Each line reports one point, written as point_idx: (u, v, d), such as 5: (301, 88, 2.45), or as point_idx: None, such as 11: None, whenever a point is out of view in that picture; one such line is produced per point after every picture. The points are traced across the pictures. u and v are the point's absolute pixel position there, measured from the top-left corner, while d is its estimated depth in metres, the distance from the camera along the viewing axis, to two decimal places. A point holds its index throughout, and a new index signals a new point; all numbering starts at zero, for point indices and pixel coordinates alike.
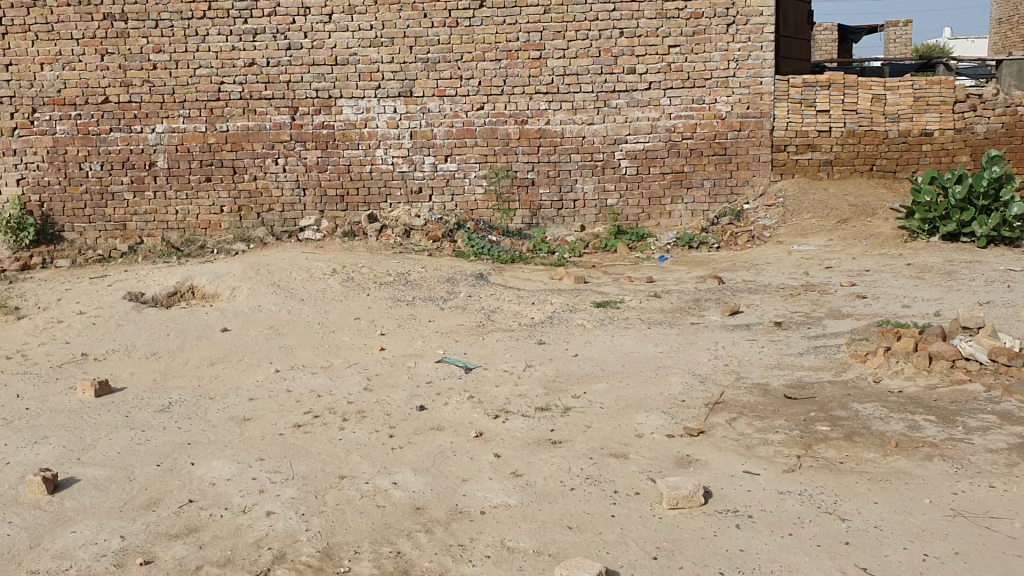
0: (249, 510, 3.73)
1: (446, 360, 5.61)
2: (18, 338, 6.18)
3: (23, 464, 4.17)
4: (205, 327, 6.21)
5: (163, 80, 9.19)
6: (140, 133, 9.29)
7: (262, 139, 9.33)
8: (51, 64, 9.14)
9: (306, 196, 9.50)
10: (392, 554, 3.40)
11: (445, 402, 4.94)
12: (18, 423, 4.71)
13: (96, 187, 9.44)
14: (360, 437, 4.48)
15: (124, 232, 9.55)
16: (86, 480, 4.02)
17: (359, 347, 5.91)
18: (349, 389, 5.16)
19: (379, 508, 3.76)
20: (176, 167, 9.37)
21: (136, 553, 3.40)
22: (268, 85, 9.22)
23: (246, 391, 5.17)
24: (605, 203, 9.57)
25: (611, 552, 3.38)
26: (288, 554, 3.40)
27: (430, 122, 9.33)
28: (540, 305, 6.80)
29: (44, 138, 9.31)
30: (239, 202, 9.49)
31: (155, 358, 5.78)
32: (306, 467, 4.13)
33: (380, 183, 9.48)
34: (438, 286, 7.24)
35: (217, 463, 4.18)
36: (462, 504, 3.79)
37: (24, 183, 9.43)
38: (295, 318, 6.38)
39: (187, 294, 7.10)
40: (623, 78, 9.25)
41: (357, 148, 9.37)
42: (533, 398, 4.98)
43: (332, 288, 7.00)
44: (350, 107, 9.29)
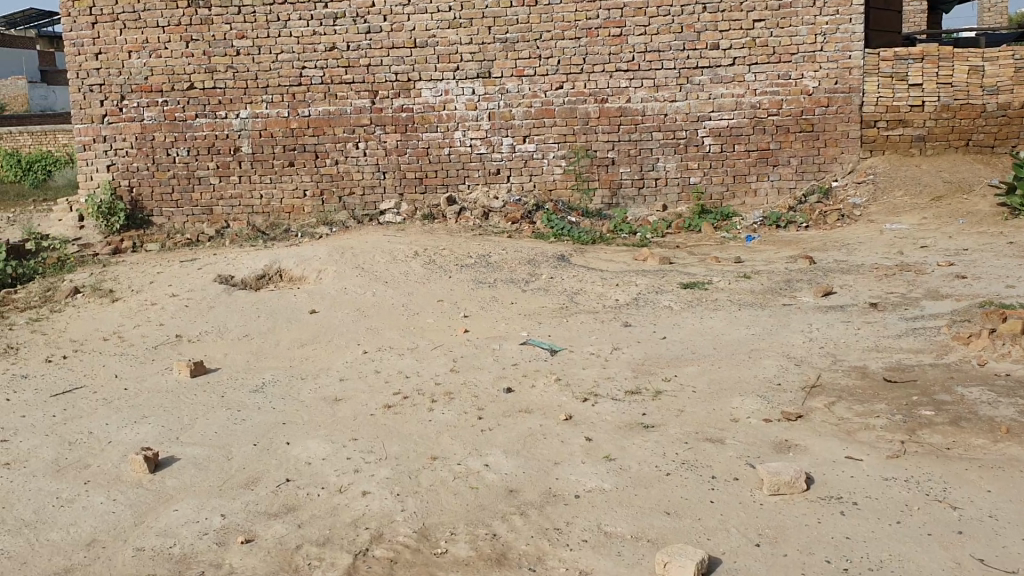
0: (344, 490, 3.75)
1: (531, 342, 5.57)
2: (115, 320, 6.34)
3: (124, 443, 4.28)
4: (293, 309, 6.28)
5: (247, 66, 9.30)
6: (225, 119, 9.42)
7: (343, 123, 9.39)
8: (138, 52, 9.33)
9: (386, 179, 9.54)
10: (488, 537, 3.38)
11: (533, 384, 4.91)
12: (118, 402, 4.83)
13: (183, 172, 9.61)
14: (449, 418, 4.47)
15: (211, 216, 9.70)
16: (186, 459, 4.10)
17: (443, 328, 5.91)
18: (436, 370, 5.16)
19: (473, 489, 3.74)
20: (260, 152, 9.49)
21: (237, 532, 3.45)
22: (348, 69, 9.27)
23: (336, 372, 5.21)
24: (688, 181, 9.42)
25: (712, 539, 3.30)
26: (385, 534, 3.41)
27: (509, 102, 9.28)
28: (625, 287, 6.72)
29: (132, 125, 9.50)
30: (321, 186, 9.57)
31: (248, 339, 5.87)
32: (399, 447, 4.14)
33: (459, 165, 9.47)
34: (520, 267, 7.21)
35: (312, 442, 4.22)
36: (556, 487, 3.75)
37: (114, 169, 9.64)
38: (380, 299, 6.42)
39: (275, 277, 7.19)
40: (706, 53, 9.07)
41: (435, 131, 9.38)
42: (623, 381, 4.92)
43: (415, 270, 7.03)
44: (429, 89, 9.29)
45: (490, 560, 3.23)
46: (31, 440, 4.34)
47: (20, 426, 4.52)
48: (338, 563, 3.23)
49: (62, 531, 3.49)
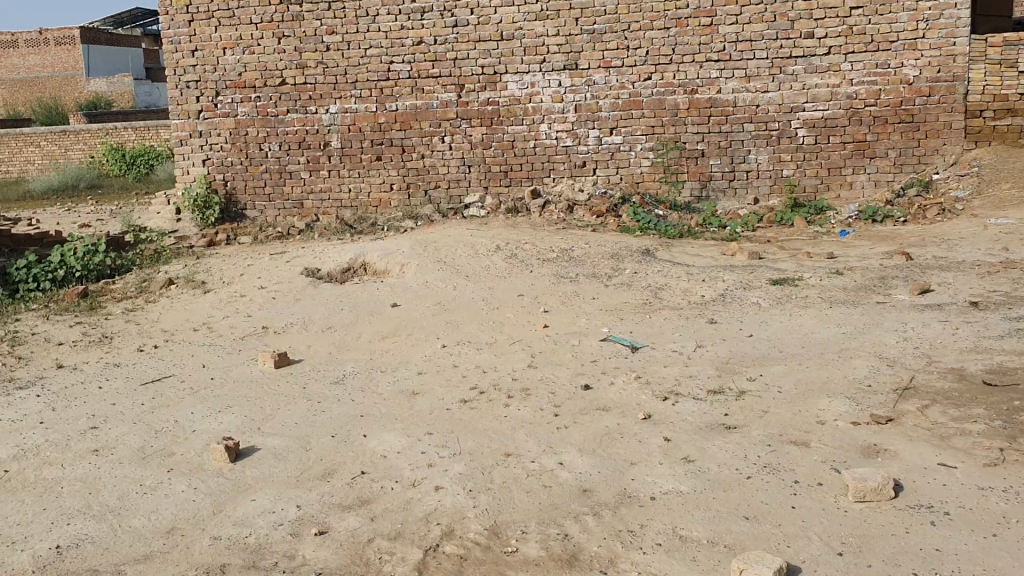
0: (418, 484, 3.75)
1: (612, 339, 5.48)
2: (206, 311, 6.51)
3: (208, 432, 4.37)
4: (375, 302, 6.33)
5: (336, 61, 9.42)
6: (315, 114, 9.56)
7: (430, 117, 9.44)
8: (232, 49, 9.51)
9: (471, 172, 9.56)
10: (560, 537, 3.33)
11: (612, 381, 4.83)
12: (205, 392, 4.94)
13: (275, 167, 9.78)
14: (525, 414, 4.44)
15: (301, 210, 9.87)
16: (266, 449, 4.16)
17: (524, 323, 5.88)
18: (515, 365, 5.13)
19: (546, 488, 3.70)
20: (348, 146, 9.61)
21: (311, 524, 3.48)
22: (435, 63, 9.31)
23: (415, 366, 5.23)
24: (780, 174, 9.16)
25: (792, 546, 3.18)
26: (456, 531, 3.39)
27: (596, 94, 9.18)
28: (711, 282, 6.56)
29: (226, 120, 9.69)
30: (407, 179, 9.65)
31: (331, 331, 5.95)
32: (474, 443, 4.12)
33: (545, 158, 9.42)
34: (604, 261, 7.13)
35: (389, 435, 4.23)
36: (631, 488, 3.67)
37: (209, 163, 9.86)
38: (462, 293, 6.42)
39: (360, 270, 7.28)
40: (800, 42, 8.80)
41: (521, 123, 9.35)
42: (704, 380, 4.79)
43: (497, 264, 7.02)
44: (515, 82, 9.26)
45: (561, 560, 3.17)
46: (120, 427, 4.47)
47: (110, 413, 4.66)
48: (409, 557, 3.23)
49: (144, 517, 3.59)
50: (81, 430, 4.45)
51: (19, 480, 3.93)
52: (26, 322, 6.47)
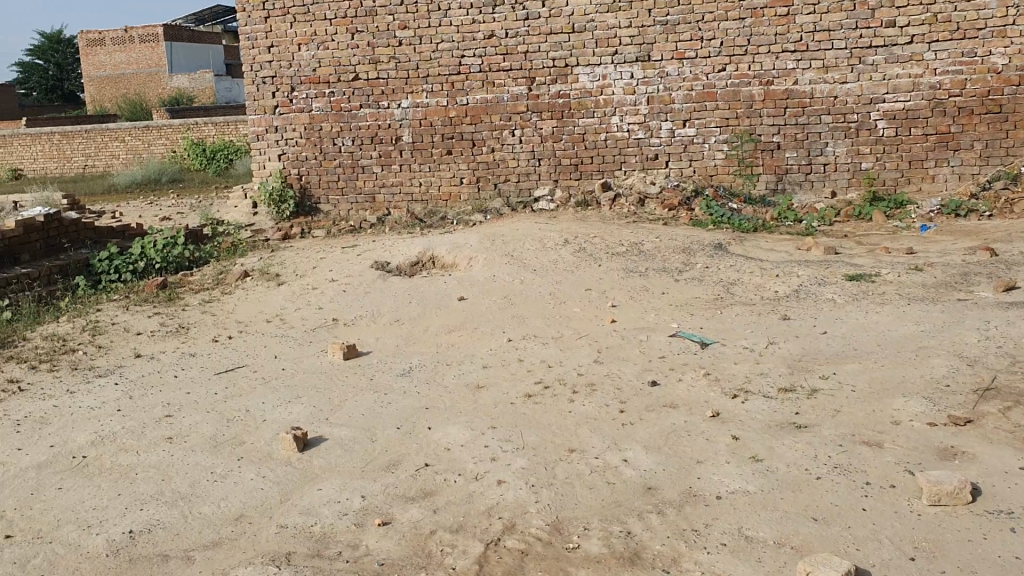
0: (481, 478, 3.75)
1: (681, 335, 5.41)
2: (278, 303, 6.63)
3: (278, 421, 4.45)
4: (443, 295, 6.36)
5: (408, 56, 9.48)
6: (387, 109, 9.65)
7: (501, 110, 9.44)
8: (307, 44, 9.64)
9: (542, 166, 9.53)
10: (622, 534, 3.29)
11: (680, 378, 4.76)
12: (275, 382, 5.04)
13: (348, 161, 9.89)
14: (591, 410, 4.41)
15: (373, 204, 9.97)
16: (333, 439, 4.22)
17: (591, 318, 5.84)
18: (581, 360, 5.10)
19: (609, 485, 3.66)
20: (420, 140, 9.68)
21: (375, 514, 3.51)
22: (506, 56, 9.30)
23: (481, 359, 5.24)
24: (859, 167, 8.93)
25: (862, 550, 3.09)
26: (518, 525, 3.39)
27: (669, 86, 9.07)
28: (784, 277, 6.43)
29: (301, 115, 9.83)
30: (477, 173, 9.67)
31: (398, 324, 6.00)
32: (537, 438, 4.11)
33: (616, 151, 9.35)
34: (675, 256, 7.04)
35: (453, 428, 4.25)
36: (696, 486, 3.61)
37: (284, 157, 9.99)
38: (529, 287, 6.41)
39: (429, 263, 7.32)
40: (881, 31, 8.55)
41: (592, 116, 9.29)
42: (775, 378, 4.69)
43: (565, 258, 6.99)
44: (587, 74, 9.20)
45: (623, 558, 3.14)
46: (193, 415, 4.58)
47: (184, 402, 4.78)
48: (470, 550, 3.24)
49: (214, 504, 3.66)
50: (156, 418, 4.57)
51: (96, 466, 4.05)
52: (107, 312, 6.68)
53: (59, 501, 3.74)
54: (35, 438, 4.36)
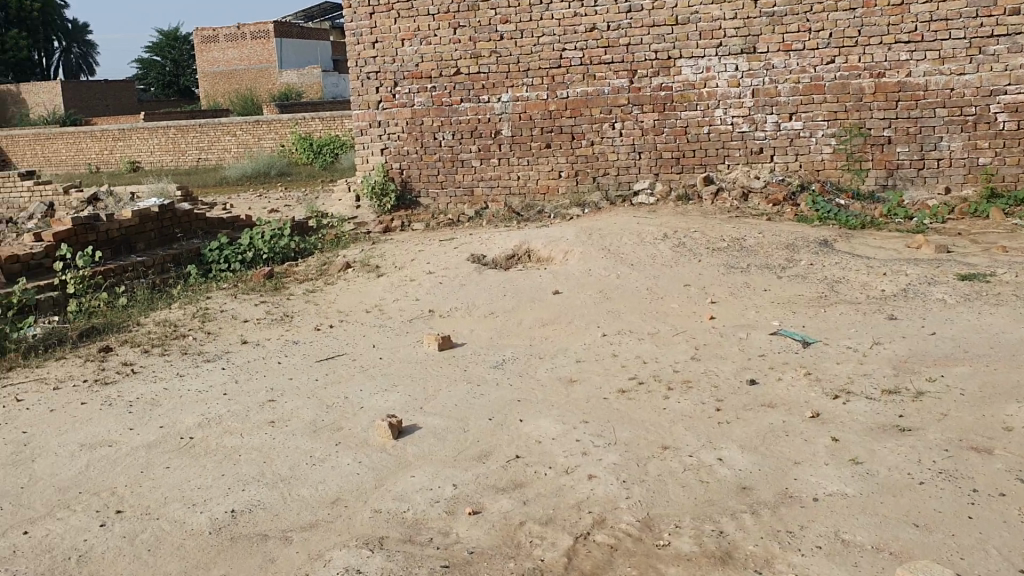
0: (571, 471, 3.75)
1: (782, 333, 5.28)
2: (378, 294, 6.76)
3: (374, 409, 4.54)
4: (539, 289, 6.38)
5: (509, 50, 9.52)
6: (488, 103, 9.71)
7: (601, 103, 9.40)
8: (410, 40, 9.78)
9: (642, 159, 9.44)
10: (714, 533, 3.24)
11: (779, 377, 4.65)
12: (373, 370, 5.14)
13: (448, 155, 9.99)
14: (686, 407, 4.35)
15: (472, 197, 10.05)
16: (426, 428, 4.28)
17: (689, 314, 5.76)
18: (677, 357, 5.04)
19: (702, 483, 3.61)
20: (519, 134, 9.71)
21: (467, 503, 3.55)
22: (607, 49, 9.25)
23: (575, 353, 5.23)
24: (976, 162, 8.56)
25: (967, 559, 2.96)
26: (608, 520, 3.38)
27: (775, 78, 8.87)
28: (892, 276, 6.21)
29: (403, 110, 9.98)
30: (576, 167, 9.65)
31: (493, 316, 6.04)
32: (630, 433, 4.08)
33: (719, 144, 9.19)
34: (777, 252, 6.89)
35: (545, 422, 4.26)
36: (793, 488, 3.53)
37: (386, 152, 10.17)
38: (626, 282, 6.36)
39: (525, 257, 7.34)
40: (1003, 20, 8.18)
41: (695, 109, 9.16)
42: (879, 379, 4.54)
43: (664, 253, 6.91)
44: (690, 67, 9.07)
45: (714, 558, 3.09)
46: (294, 401, 4.72)
47: (286, 387, 4.93)
48: (559, 543, 3.24)
49: (311, 487, 3.76)
50: (260, 402, 4.72)
51: (202, 447, 4.21)
52: (216, 300, 6.93)
53: (167, 479, 3.90)
54: (146, 419, 4.56)
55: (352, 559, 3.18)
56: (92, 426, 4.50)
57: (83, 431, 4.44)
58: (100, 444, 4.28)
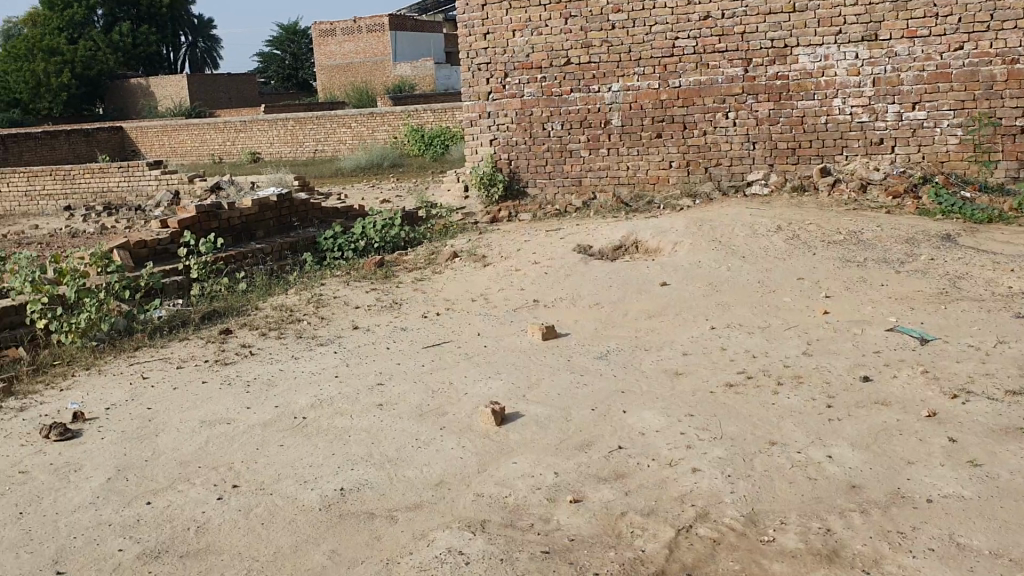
0: (675, 464, 3.72)
1: (898, 330, 5.10)
2: (485, 283, 6.83)
3: (478, 395, 4.60)
4: (645, 280, 6.33)
5: (621, 39, 9.46)
6: (598, 92, 9.67)
7: (715, 93, 9.24)
8: (521, 30, 9.82)
9: (756, 149, 9.24)
10: (821, 531, 3.17)
11: (895, 375, 4.50)
12: (478, 358, 5.20)
13: (557, 145, 9.99)
14: (796, 403, 4.25)
15: (579, 187, 10.02)
16: (530, 416, 4.31)
17: (801, 309, 5.62)
18: (787, 352, 4.93)
19: (810, 480, 3.53)
20: (630, 124, 9.64)
21: (568, 491, 3.56)
22: (722, 37, 9.09)
23: (680, 346, 5.18)
24: None
25: None
26: (712, 514, 3.34)
27: (897, 66, 8.55)
28: (1021, 273, 5.92)
29: (513, 101, 10.02)
30: (688, 157, 9.52)
31: (599, 307, 6.02)
32: (736, 428, 4.01)
33: (837, 134, 8.92)
34: (897, 246, 6.64)
35: (649, 413, 4.23)
36: (905, 488, 3.41)
37: (495, 142, 10.23)
38: (735, 275, 6.25)
39: (632, 248, 7.29)
40: None
41: (812, 98, 8.91)
42: (1003, 380, 4.33)
43: (776, 245, 6.76)
44: (807, 55, 8.84)
45: (820, 555, 3.02)
46: (401, 385, 4.82)
47: (394, 372, 5.04)
48: (661, 535, 3.22)
49: (417, 469, 3.84)
50: (368, 385, 4.85)
51: (313, 426, 4.35)
52: (329, 286, 7.12)
53: (280, 456, 4.05)
54: (262, 398, 4.74)
55: (454, 540, 3.24)
56: (211, 403, 4.71)
57: (203, 408, 4.65)
58: (218, 421, 4.47)
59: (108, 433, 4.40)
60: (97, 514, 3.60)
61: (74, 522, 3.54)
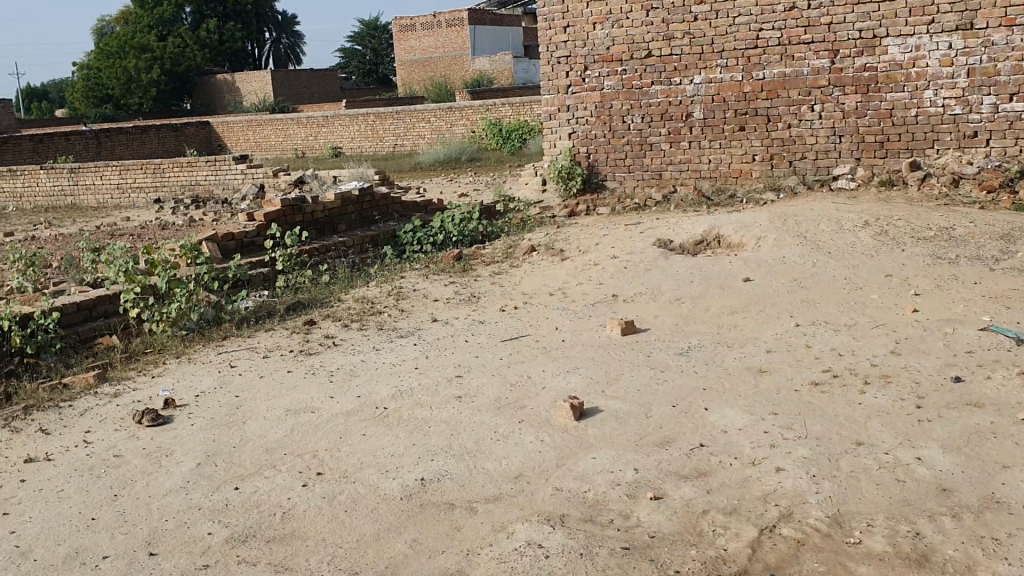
0: (758, 463, 3.66)
1: (992, 329, 4.93)
2: (563, 277, 6.82)
3: (557, 389, 4.60)
4: (728, 275, 6.24)
5: (703, 31, 9.33)
6: (680, 85, 9.57)
7: (800, 85, 9.07)
8: (602, 23, 9.77)
9: (842, 142, 9.03)
10: (910, 535, 3.09)
11: (989, 376, 4.35)
12: (557, 352, 5.21)
13: (637, 138, 9.90)
14: (883, 403, 4.15)
15: (659, 180, 9.92)
16: (609, 411, 4.29)
17: (889, 306, 5.47)
18: (875, 350, 4.81)
19: (899, 482, 3.44)
20: (712, 117, 9.51)
21: (648, 488, 3.54)
22: (808, 28, 8.91)
23: (764, 343, 5.09)
24: None
25: None
26: (796, 514, 3.28)
27: (994, 56, 8.28)
28: None
29: (593, 94, 9.98)
30: (771, 150, 9.35)
31: (679, 302, 5.96)
32: (821, 428, 3.93)
33: (928, 127, 8.66)
34: (991, 243, 6.42)
35: (731, 411, 4.18)
36: (1000, 493, 3.30)
37: (574, 136, 10.19)
38: (821, 271, 6.12)
39: (714, 243, 7.20)
40: None
41: (902, 90, 8.66)
42: None
43: (863, 241, 6.60)
44: (897, 45, 8.60)
45: (909, 559, 2.95)
46: (480, 378, 4.85)
47: (473, 364, 5.08)
48: (743, 534, 3.18)
49: (496, 462, 3.86)
50: (448, 377, 4.89)
51: (395, 417, 4.41)
52: (409, 279, 7.20)
53: (363, 445, 4.11)
54: (345, 388, 4.82)
55: (534, 533, 3.25)
56: (296, 392, 4.81)
57: (288, 397, 4.75)
58: (303, 410, 4.57)
59: (197, 420, 4.53)
60: (187, 498, 3.71)
61: (166, 506, 3.66)
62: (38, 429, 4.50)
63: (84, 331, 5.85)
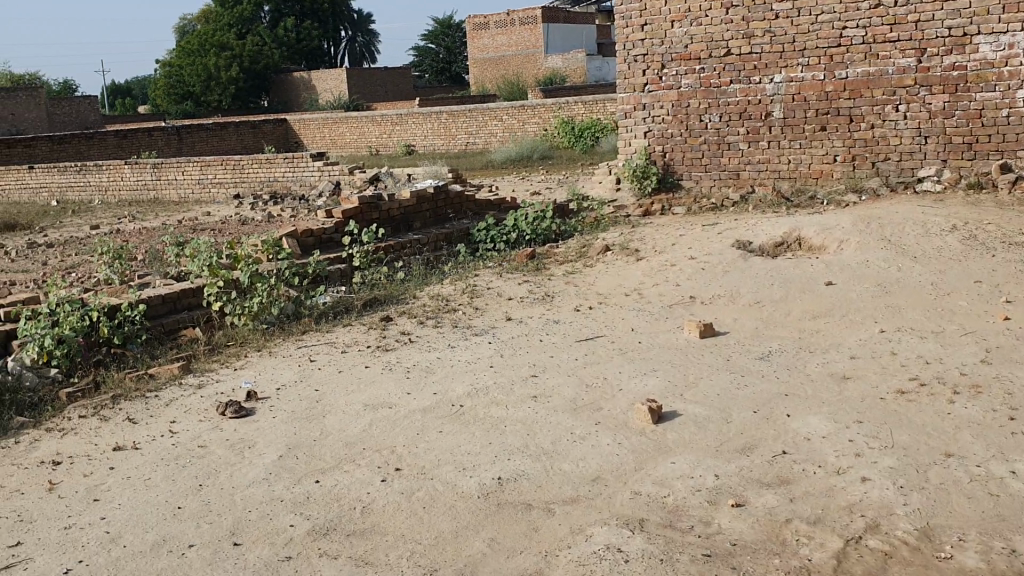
0: (842, 472, 3.58)
1: None
2: (639, 278, 6.77)
3: (635, 391, 4.57)
4: (809, 279, 6.12)
5: (785, 29, 9.17)
6: (759, 84, 9.42)
7: (884, 84, 8.85)
8: (680, 21, 9.66)
9: (928, 143, 8.79)
10: (1005, 551, 2.99)
11: None
12: (634, 353, 5.17)
13: (714, 137, 9.77)
14: (974, 413, 4.02)
15: (736, 180, 9.77)
16: (688, 415, 4.24)
17: (979, 314, 5.30)
18: (964, 359, 4.66)
19: (992, 496, 3.33)
20: (792, 117, 9.34)
21: (729, 494, 3.49)
22: (894, 26, 8.69)
23: (847, 349, 4.98)
24: None
25: None
26: (883, 526, 3.20)
27: None
28: None
29: (670, 93, 9.89)
30: (853, 150, 9.14)
31: (759, 305, 5.87)
32: (908, 437, 3.83)
33: (1020, 128, 8.35)
34: None
35: (814, 419, 4.09)
36: None
37: (650, 135, 10.12)
38: (906, 276, 5.96)
39: (794, 245, 7.06)
40: None
41: (993, 89, 8.39)
42: None
43: (951, 245, 6.40)
44: (988, 44, 8.33)
45: None
46: (556, 378, 4.84)
47: (548, 364, 5.06)
48: (828, 544, 3.11)
49: (573, 463, 3.85)
50: (524, 376, 4.89)
51: (471, 415, 4.42)
52: (484, 278, 7.22)
53: (440, 442, 4.13)
54: (422, 385, 4.85)
55: (613, 537, 3.23)
56: (374, 388, 4.86)
57: (367, 392, 4.80)
58: (380, 405, 4.61)
59: (278, 413, 4.60)
60: (269, 490, 3.78)
61: (249, 497, 3.73)
62: (126, 418, 4.63)
63: (169, 323, 6.00)
